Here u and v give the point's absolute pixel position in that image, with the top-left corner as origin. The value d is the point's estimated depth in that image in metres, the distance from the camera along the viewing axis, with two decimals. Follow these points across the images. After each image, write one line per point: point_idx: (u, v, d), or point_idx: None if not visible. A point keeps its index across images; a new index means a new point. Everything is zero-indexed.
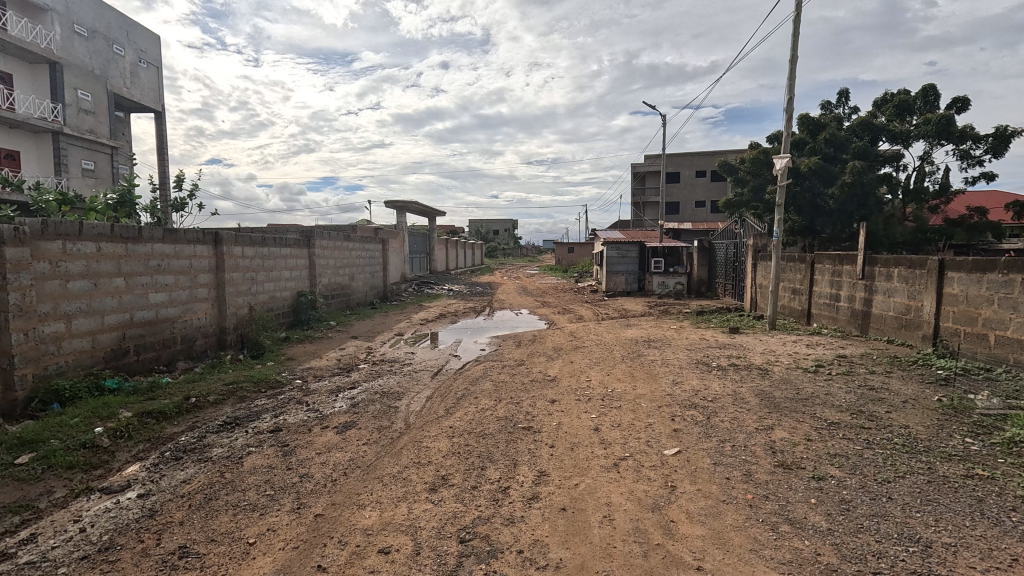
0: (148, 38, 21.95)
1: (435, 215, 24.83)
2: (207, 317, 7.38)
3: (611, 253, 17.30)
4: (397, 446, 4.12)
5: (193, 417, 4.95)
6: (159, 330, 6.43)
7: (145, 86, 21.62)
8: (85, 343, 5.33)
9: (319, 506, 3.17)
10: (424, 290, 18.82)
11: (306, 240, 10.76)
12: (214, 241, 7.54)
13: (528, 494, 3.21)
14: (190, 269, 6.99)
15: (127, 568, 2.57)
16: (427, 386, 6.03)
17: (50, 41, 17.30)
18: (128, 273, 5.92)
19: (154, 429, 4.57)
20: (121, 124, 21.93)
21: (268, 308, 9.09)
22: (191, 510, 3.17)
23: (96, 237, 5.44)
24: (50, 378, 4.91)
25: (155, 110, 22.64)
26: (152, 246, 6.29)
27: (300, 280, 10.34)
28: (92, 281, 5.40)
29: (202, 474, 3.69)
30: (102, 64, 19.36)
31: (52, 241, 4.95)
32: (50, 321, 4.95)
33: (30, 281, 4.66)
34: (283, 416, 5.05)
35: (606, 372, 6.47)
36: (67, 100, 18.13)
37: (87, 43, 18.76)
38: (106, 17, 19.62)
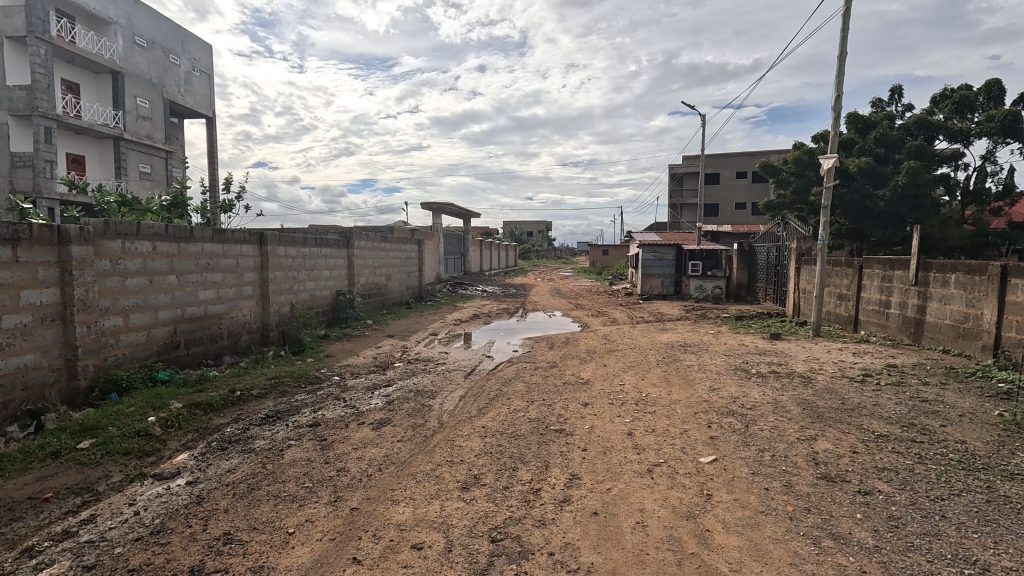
0: (201, 47, 22.98)
1: (469, 217, 25.05)
2: (252, 314, 7.69)
3: (646, 256, 17.04)
4: (430, 444, 4.19)
5: (237, 410, 5.17)
6: (208, 325, 6.74)
7: (197, 94, 22.73)
8: (141, 336, 5.64)
9: (355, 500, 3.25)
10: (458, 290, 19.01)
11: (346, 241, 11.04)
12: (259, 241, 7.84)
13: (558, 497, 3.20)
14: (237, 267, 7.29)
15: (176, 551, 2.70)
16: (460, 385, 6.10)
17: (113, 52, 18.36)
18: (181, 270, 6.24)
19: (202, 420, 4.80)
20: (176, 130, 23.10)
21: (308, 306, 9.38)
22: (235, 498, 3.31)
23: (152, 236, 5.74)
24: (109, 369, 5.22)
25: (207, 117, 23.75)
26: (202, 245, 6.59)
27: (339, 279, 10.62)
28: (147, 278, 5.71)
29: (245, 464, 3.84)
30: (158, 72, 20.42)
31: (113, 241, 5.26)
32: (110, 316, 5.26)
33: (93, 278, 4.97)
34: (322, 411, 5.20)
35: (641, 376, 6.38)
36: (128, 107, 19.19)
37: (146, 53, 19.83)
38: (163, 28, 20.66)
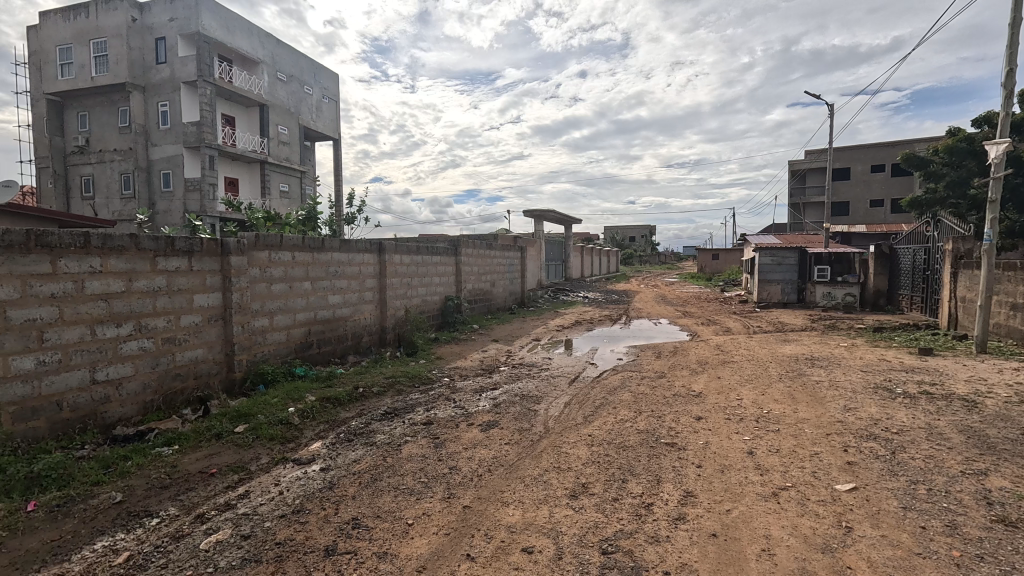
0: (330, 76, 25.56)
1: (570, 223, 25.01)
2: (372, 317, 8.35)
3: (763, 260, 15.76)
4: (538, 449, 4.22)
5: (360, 405, 5.64)
6: (336, 327, 7.43)
7: (326, 119, 25.31)
8: (282, 336, 6.38)
9: (467, 499, 3.37)
10: (559, 297, 19.03)
11: (454, 248, 11.57)
12: (378, 250, 8.49)
13: (672, 514, 3.04)
14: (360, 274, 7.97)
15: (314, 530, 3.00)
16: (565, 392, 6.08)
17: (261, 87, 21.09)
18: (314, 277, 6.96)
19: (332, 413, 5.30)
20: (308, 152, 25.92)
21: (420, 310, 9.97)
22: (361, 487, 3.60)
23: (292, 247, 6.49)
24: (258, 364, 5.97)
25: (334, 139, 26.35)
26: (332, 255, 7.30)
27: (447, 285, 11.16)
28: (288, 284, 6.46)
29: (369, 456, 4.17)
30: (295, 102, 23.08)
31: (261, 252, 6.02)
32: (259, 317, 6.02)
33: (246, 284, 5.72)
34: (434, 410, 5.48)
35: (761, 390, 5.88)
36: (271, 134, 21.91)
37: (286, 86, 22.52)
38: (300, 63, 23.33)
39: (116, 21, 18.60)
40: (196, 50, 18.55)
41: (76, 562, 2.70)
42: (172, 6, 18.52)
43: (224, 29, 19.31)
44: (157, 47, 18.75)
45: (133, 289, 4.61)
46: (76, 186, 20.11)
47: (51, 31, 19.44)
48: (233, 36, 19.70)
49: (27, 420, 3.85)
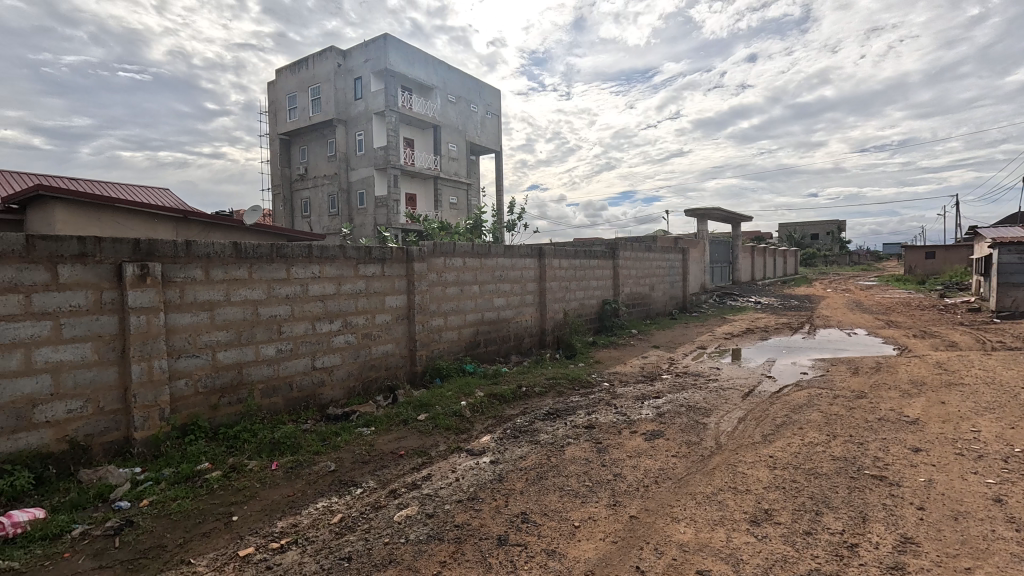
0: (493, 93, 27.30)
1: (739, 221, 22.89)
2: (533, 319, 8.64)
3: (1006, 259, 12.51)
4: (709, 466, 3.92)
5: (524, 404, 5.87)
6: (501, 328, 7.87)
7: (489, 133, 27.08)
8: (455, 335, 6.97)
9: (633, 508, 3.28)
10: (726, 302, 17.54)
11: (612, 252, 11.42)
12: (539, 255, 8.77)
13: (886, 562, 2.56)
14: (522, 278, 8.32)
15: (486, 518, 3.19)
16: (739, 406, 5.56)
17: (435, 110, 23.42)
18: (482, 281, 7.46)
19: (499, 409, 5.62)
20: (474, 165, 28.00)
21: (578, 314, 10.04)
22: (528, 482, 3.73)
23: (463, 253, 7.06)
24: (435, 359, 6.60)
25: (496, 151, 28.06)
26: (497, 260, 7.75)
27: (605, 289, 11.06)
28: (460, 287, 7.03)
29: (534, 454, 4.31)
30: (462, 121, 25.15)
31: (438, 258, 6.66)
32: (436, 317, 6.66)
33: (426, 287, 6.37)
34: (596, 414, 5.46)
35: (1009, 423, 4.65)
36: (443, 152, 24.17)
37: (455, 107, 24.66)
38: (467, 84, 25.36)
39: (327, 69, 22.36)
40: (384, 85, 21.37)
41: (305, 516, 3.27)
42: (367, 49, 21.62)
43: (405, 63, 21.91)
44: (355, 86, 22.04)
45: (341, 291, 5.46)
46: (298, 207, 24.66)
47: (283, 84, 24.18)
48: (413, 67, 22.24)
49: (270, 396, 4.81)
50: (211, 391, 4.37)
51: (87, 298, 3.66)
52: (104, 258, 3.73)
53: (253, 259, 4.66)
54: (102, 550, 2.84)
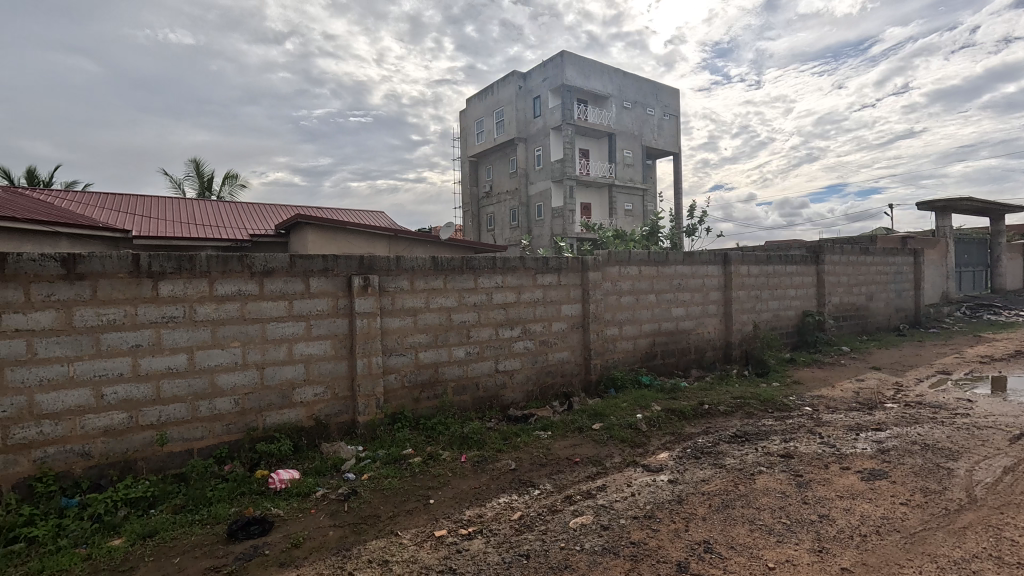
0: (671, 93, 26.12)
1: (1002, 213, 17.88)
2: (717, 331, 7.97)
3: None
4: (958, 524, 3.12)
5: (707, 423, 5.45)
6: (679, 339, 7.44)
7: (667, 135, 25.98)
8: (630, 345, 6.82)
9: (846, 560, 2.78)
10: (983, 316, 13.80)
11: (815, 256, 9.93)
12: (723, 261, 8.07)
13: None
14: (704, 287, 7.76)
15: (665, 541, 3.04)
16: (1004, 452, 4.31)
17: (610, 118, 23.37)
18: (659, 290, 7.17)
19: (678, 425, 5.31)
20: (650, 170, 27.14)
21: (772, 326, 8.95)
22: (711, 509, 3.45)
23: (639, 261, 6.89)
24: (610, 369, 6.54)
25: (674, 153, 26.78)
26: (676, 268, 7.37)
27: (806, 299, 9.66)
28: (635, 296, 6.86)
29: (718, 479, 3.97)
30: (639, 125, 24.60)
31: (613, 267, 6.62)
32: (611, 326, 6.61)
33: (601, 296, 6.37)
34: (794, 443, 4.78)
35: None
36: (618, 159, 23.96)
37: (631, 112, 24.25)
38: (643, 88, 24.76)
39: (509, 92, 24.06)
40: (561, 100, 22.11)
41: (489, 509, 3.54)
42: (545, 68, 22.66)
43: (581, 76, 22.35)
44: (534, 104, 23.26)
45: (521, 300, 5.79)
46: (484, 222, 26.94)
47: (472, 111, 26.76)
48: (588, 79, 22.57)
49: (460, 394, 5.33)
50: (414, 386, 5.02)
51: (327, 304, 4.54)
52: (339, 272, 4.59)
53: (447, 271, 5.23)
54: (335, 511, 3.47)
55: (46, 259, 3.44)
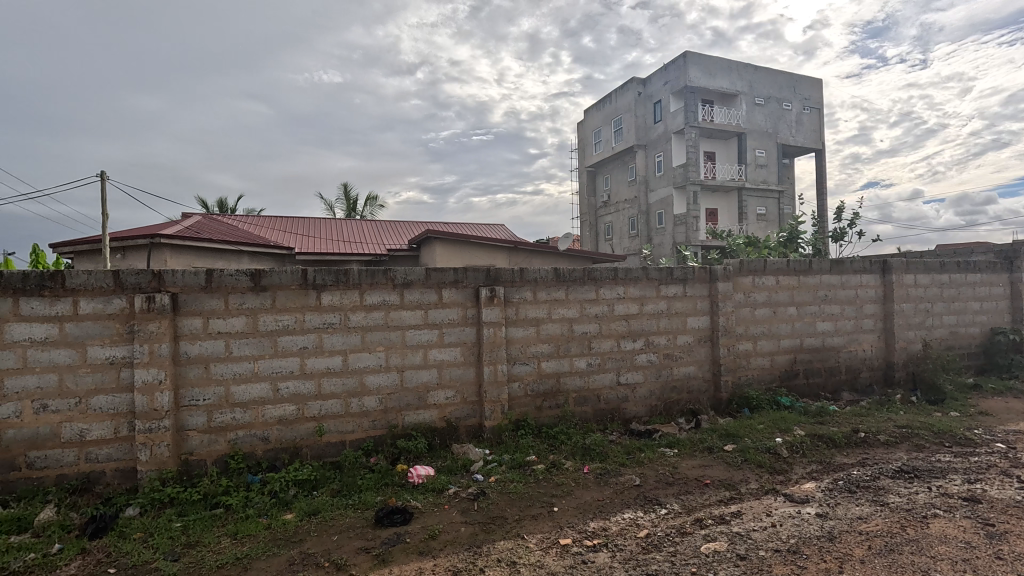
0: (812, 83, 23.62)
1: None
2: (874, 350, 6.99)
3: None
4: None
5: (863, 453, 4.80)
6: (826, 357, 6.66)
7: (808, 130, 23.51)
8: (766, 361, 6.27)
9: None
10: None
11: (1007, 262, 8.26)
12: (881, 269, 7.06)
13: None
14: (857, 298, 6.87)
15: None
16: None
17: (739, 117, 21.81)
18: (801, 302, 6.50)
19: (826, 454, 4.76)
20: (787, 170, 24.74)
21: (948, 346, 7.60)
22: (871, 552, 3.04)
23: (776, 271, 6.33)
24: (743, 387, 6.07)
25: (816, 150, 24.11)
26: (821, 277, 6.62)
27: (995, 314, 8.05)
28: (772, 309, 6.31)
29: (880, 518, 3.48)
30: (773, 122, 22.61)
31: (746, 277, 6.16)
32: (744, 341, 6.14)
33: (732, 308, 5.95)
34: (983, 485, 4.01)
35: None
36: (749, 160, 22.22)
37: (764, 109, 22.39)
38: (778, 81, 22.75)
39: (628, 99, 23.65)
40: (684, 102, 21.18)
41: (613, 523, 3.50)
42: (666, 72, 21.91)
43: (706, 75, 21.22)
44: (655, 109, 22.58)
45: (644, 311, 5.64)
46: (602, 231, 26.67)
47: (590, 122, 26.77)
48: (714, 78, 21.34)
49: (581, 404, 5.34)
50: (536, 395, 5.15)
51: (458, 314, 4.85)
52: (467, 283, 4.89)
53: (569, 282, 5.29)
54: (466, 509, 3.69)
55: (240, 274, 4.16)
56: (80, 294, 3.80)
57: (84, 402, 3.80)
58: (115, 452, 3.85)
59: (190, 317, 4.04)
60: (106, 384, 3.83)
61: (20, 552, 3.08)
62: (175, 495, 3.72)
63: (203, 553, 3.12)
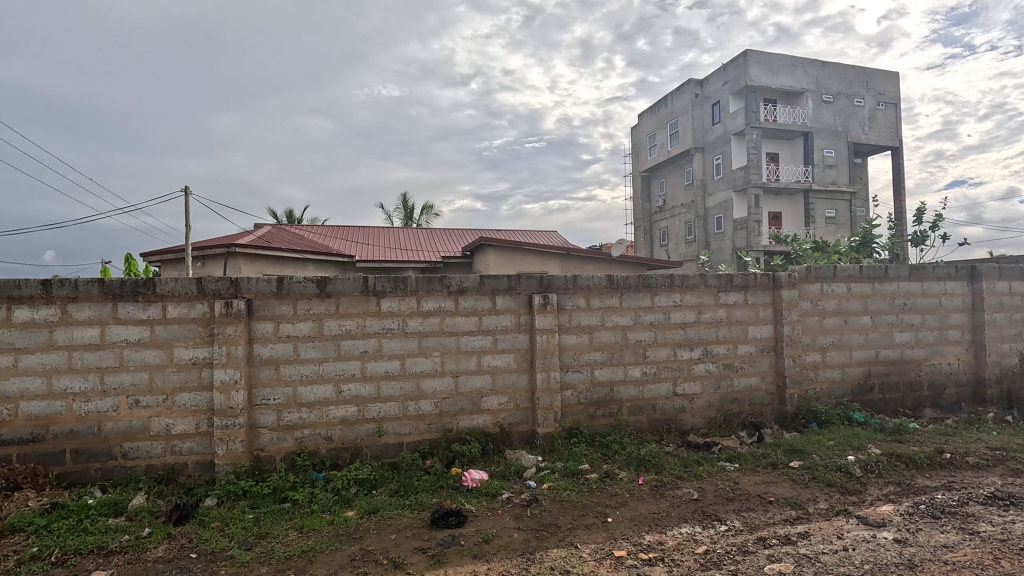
0: (888, 77, 22.09)
1: None
2: (961, 364, 6.42)
3: None
4: None
5: (949, 476, 4.41)
6: (905, 371, 6.18)
7: (883, 127, 21.99)
8: (837, 374, 5.90)
9: None
10: None
11: None
12: (970, 276, 6.48)
13: None
14: (941, 307, 6.33)
15: None
16: None
17: (805, 116, 20.73)
18: (875, 311, 6.08)
19: (906, 475, 4.41)
20: (860, 169, 23.22)
21: None
22: None
23: (847, 278, 5.96)
24: (810, 401, 5.74)
25: (893, 147, 22.49)
26: (898, 284, 6.16)
27: None
28: (843, 318, 5.94)
29: (969, 548, 3.18)
30: (843, 120, 21.33)
31: (813, 284, 5.84)
32: (811, 352, 5.81)
33: (798, 317, 5.66)
34: None
35: None
36: (816, 160, 21.05)
37: (832, 106, 21.17)
38: (848, 76, 21.46)
39: (684, 101, 23.07)
40: (744, 102, 20.41)
41: (670, 537, 3.41)
42: (725, 72, 21.21)
43: (768, 74, 20.35)
44: (713, 111, 21.90)
45: (702, 319, 5.47)
46: (657, 237, 26.07)
47: (645, 126, 26.32)
48: (777, 76, 20.44)
49: (636, 414, 5.23)
50: (590, 403, 5.10)
51: (511, 320, 4.91)
52: (521, 290, 4.93)
53: (623, 289, 5.23)
54: (520, 515, 3.71)
55: (307, 281, 4.41)
56: (168, 299, 4.16)
57: (171, 398, 4.14)
58: (196, 445, 4.17)
59: (262, 321, 4.32)
60: (189, 383, 4.16)
61: (116, 533, 3.40)
62: (247, 488, 3.98)
63: (272, 544, 3.31)
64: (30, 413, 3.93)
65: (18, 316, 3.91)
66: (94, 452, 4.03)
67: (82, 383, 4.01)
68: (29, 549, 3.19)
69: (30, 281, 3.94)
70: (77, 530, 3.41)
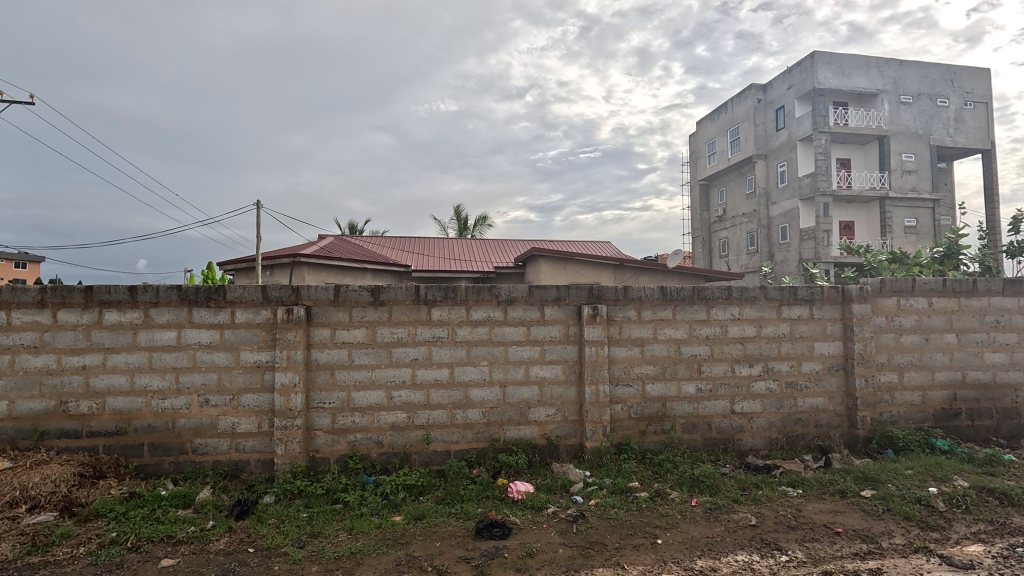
0: (977, 74, 20.29)
1: None
2: None
3: None
4: None
5: None
6: (998, 396, 5.58)
7: (971, 128, 20.21)
8: (916, 397, 5.41)
9: None
10: None
11: None
12: None
13: None
14: None
15: None
16: None
17: (880, 118, 19.39)
18: (962, 328, 5.54)
19: (999, 512, 3.95)
20: (944, 175, 21.41)
21: None
22: None
23: (928, 292, 5.47)
24: (886, 424, 5.29)
25: (983, 150, 20.60)
26: (989, 299, 5.58)
27: None
28: (923, 336, 5.45)
29: None
30: (925, 122, 19.78)
31: (888, 298, 5.40)
32: (886, 371, 5.37)
33: (871, 332, 5.24)
34: None
35: None
36: (894, 165, 19.59)
37: (912, 107, 19.69)
38: (930, 75, 19.90)
39: (746, 107, 22.20)
40: (811, 106, 19.37)
41: (724, 564, 3.22)
42: (790, 75, 20.25)
43: (838, 75, 19.22)
44: (777, 116, 20.92)
45: (763, 333, 5.19)
46: (717, 248, 25.15)
47: (704, 133, 25.53)
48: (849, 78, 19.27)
49: (690, 432, 5.02)
50: (641, 418, 4.95)
51: (559, 331, 4.86)
52: (570, 301, 4.88)
53: (677, 300, 5.06)
54: (565, 530, 3.64)
55: (361, 289, 4.57)
56: (236, 305, 4.43)
57: (236, 399, 4.40)
58: (258, 444, 4.39)
59: (320, 327, 4.52)
60: (253, 384, 4.41)
61: (184, 524, 3.63)
62: (303, 488, 4.14)
63: (323, 544, 3.43)
64: (115, 408, 4.29)
65: (107, 318, 4.30)
66: (168, 446, 4.34)
67: (159, 381, 4.34)
68: (109, 533, 3.48)
69: (118, 287, 4.32)
70: (150, 519, 3.68)
